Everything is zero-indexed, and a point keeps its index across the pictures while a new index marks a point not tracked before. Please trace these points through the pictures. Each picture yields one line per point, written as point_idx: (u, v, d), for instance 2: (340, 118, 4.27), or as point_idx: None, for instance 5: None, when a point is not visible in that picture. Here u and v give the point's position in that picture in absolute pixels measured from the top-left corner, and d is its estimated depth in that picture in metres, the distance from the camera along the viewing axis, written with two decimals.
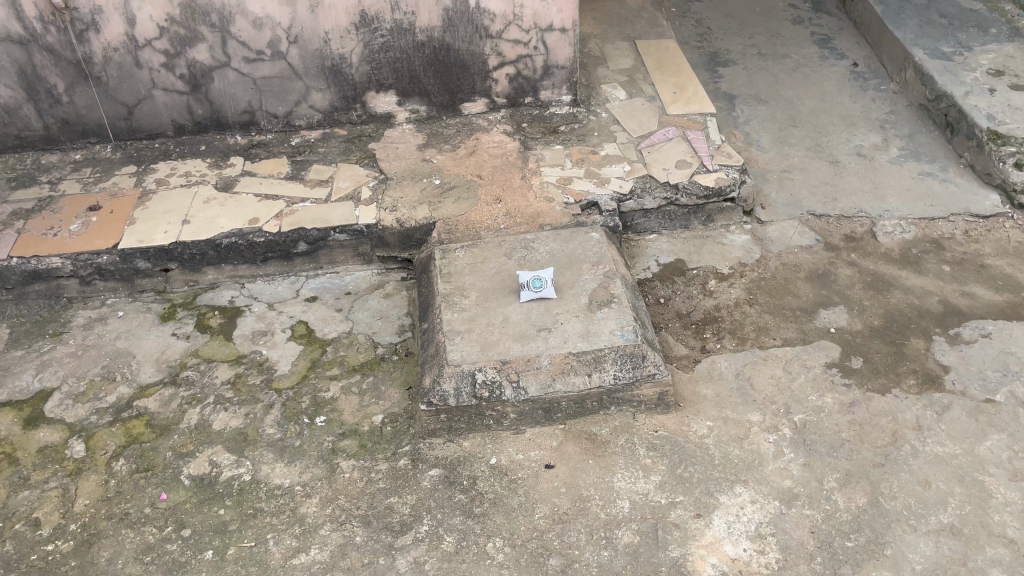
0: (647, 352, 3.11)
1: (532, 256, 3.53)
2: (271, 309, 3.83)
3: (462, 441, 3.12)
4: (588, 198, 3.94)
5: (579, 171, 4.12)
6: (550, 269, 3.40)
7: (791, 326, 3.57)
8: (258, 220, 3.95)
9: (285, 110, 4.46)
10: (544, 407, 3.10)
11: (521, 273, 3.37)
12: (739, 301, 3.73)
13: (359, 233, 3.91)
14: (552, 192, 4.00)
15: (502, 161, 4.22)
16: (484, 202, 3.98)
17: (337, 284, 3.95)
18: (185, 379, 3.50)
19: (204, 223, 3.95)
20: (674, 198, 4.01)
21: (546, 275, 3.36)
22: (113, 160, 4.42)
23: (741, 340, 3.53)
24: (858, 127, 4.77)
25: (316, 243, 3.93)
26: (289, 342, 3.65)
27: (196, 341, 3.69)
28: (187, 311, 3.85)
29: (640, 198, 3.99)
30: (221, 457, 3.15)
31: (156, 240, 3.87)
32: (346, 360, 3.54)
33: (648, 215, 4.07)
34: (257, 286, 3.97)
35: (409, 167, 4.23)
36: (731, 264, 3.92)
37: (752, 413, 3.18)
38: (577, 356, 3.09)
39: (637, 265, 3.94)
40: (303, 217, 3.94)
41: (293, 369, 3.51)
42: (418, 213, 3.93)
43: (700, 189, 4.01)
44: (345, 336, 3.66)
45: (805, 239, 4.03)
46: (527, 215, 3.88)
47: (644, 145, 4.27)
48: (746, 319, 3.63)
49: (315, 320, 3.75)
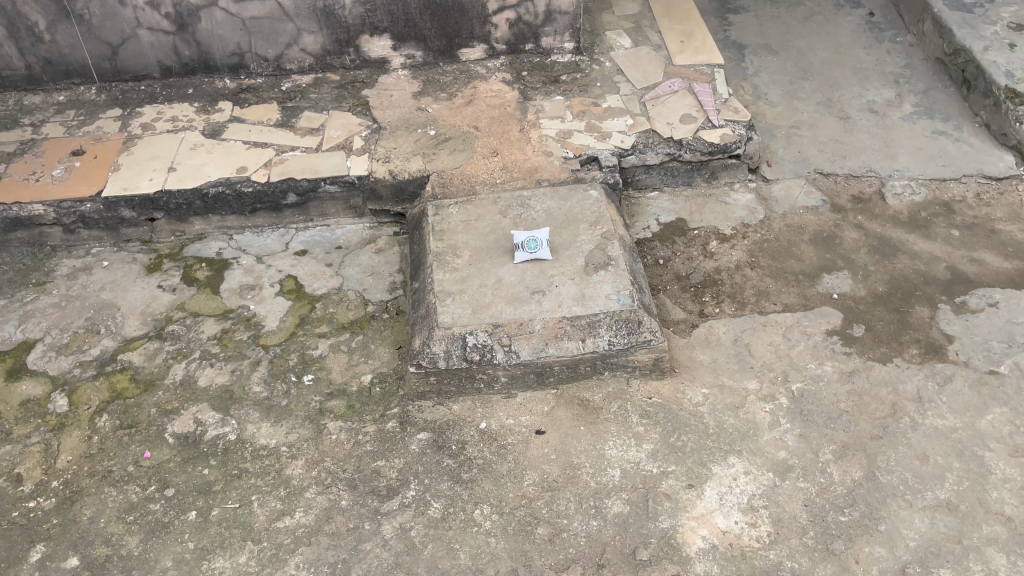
0: (643, 318, 3.02)
1: (528, 216, 3.42)
2: (259, 262, 3.74)
3: (451, 404, 3.05)
4: (588, 153, 3.83)
5: (579, 125, 3.99)
6: (546, 229, 3.29)
7: (792, 291, 3.48)
8: (247, 169, 3.83)
9: (275, 53, 4.29)
10: (536, 371, 3.03)
11: (516, 232, 3.26)
12: (740, 264, 3.62)
13: (350, 185, 3.80)
14: (551, 146, 3.87)
15: (500, 111, 4.08)
16: (480, 154, 3.87)
17: (328, 238, 3.85)
18: (171, 333, 3.42)
19: (192, 172, 3.83)
20: (676, 154, 3.88)
21: (541, 237, 3.23)
22: (98, 102, 4.27)
23: (741, 305, 3.44)
24: (871, 81, 4.60)
25: (307, 194, 3.82)
26: (277, 297, 3.57)
27: (182, 295, 3.60)
28: (174, 263, 3.76)
29: (642, 154, 3.87)
30: (206, 416, 3.09)
31: (141, 188, 3.75)
32: (335, 317, 3.46)
33: (649, 172, 3.94)
34: (246, 238, 3.86)
35: (404, 117, 4.09)
36: (734, 225, 3.80)
37: (749, 380, 3.11)
38: (571, 321, 3.00)
39: (637, 224, 3.83)
40: (293, 166, 3.83)
41: (281, 326, 3.44)
42: (412, 166, 3.82)
43: (704, 145, 3.88)
44: (335, 293, 3.57)
45: (811, 200, 3.91)
46: (524, 170, 3.77)
47: (648, 98, 4.13)
48: (746, 283, 3.54)
49: (304, 275, 3.67)
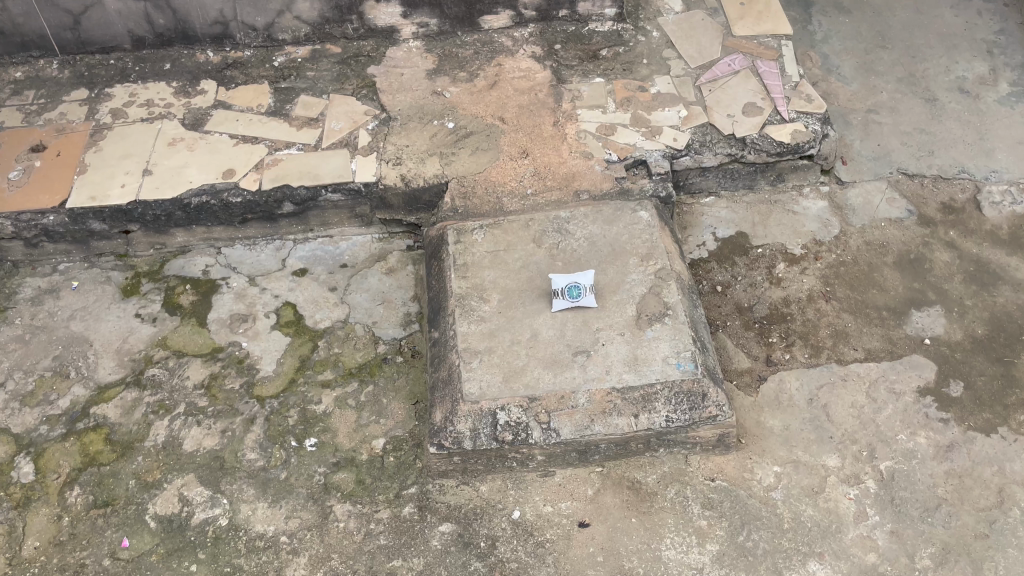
0: (708, 389, 2.53)
1: (567, 247, 2.88)
2: (252, 284, 3.23)
3: (479, 485, 2.61)
4: (634, 155, 3.25)
5: (624, 116, 3.39)
6: (590, 270, 2.76)
7: (875, 334, 2.97)
8: (235, 173, 3.27)
9: (265, 21, 3.65)
10: (579, 450, 2.56)
11: (554, 275, 2.73)
12: (813, 295, 3.10)
13: (356, 192, 3.25)
14: (590, 145, 3.29)
15: (530, 98, 3.47)
16: (508, 155, 3.30)
17: (331, 253, 3.32)
18: (151, 380, 2.95)
19: (170, 176, 3.27)
20: (738, 155, 3.30)
21: (588, 282, 2.70)
22: (60, 80, 3.66)
23: (815, 350, 2.94)
24: (960, 51, 3.94)
25: (305, 203, 3.27)
26: (273, 331, 3.08)
27: (163, 327, 3.11)
28: (154, 283, 3.25)
29: (698, 155, 3.28)
30: (193, 493, 2.65)
31: (112, 197, 3.21)
32: (341, 361, 2.98)
33: (705, 174, 3.36)
34: (236, 253, 3.33)
35: (417, 103, 3.49)
36: (804, 242, 3.26)
37: (828, 455, 2.65)
38: (621, 394, 2.51)
39: (690, 240, 3.29)
40: (288, 169, 3.27)
41: (278, 371, 2.96)
42: (428, 169, 3.26)
43: (772, 144, 3.29)
44: (340, 327, 3.08)
45: (893, 209, 3.35)
46: (560, 177, 3.21)
47: (704, 81, 3.51)
48: (820, 321, 3.03)
49: (304, 302, 3.16)
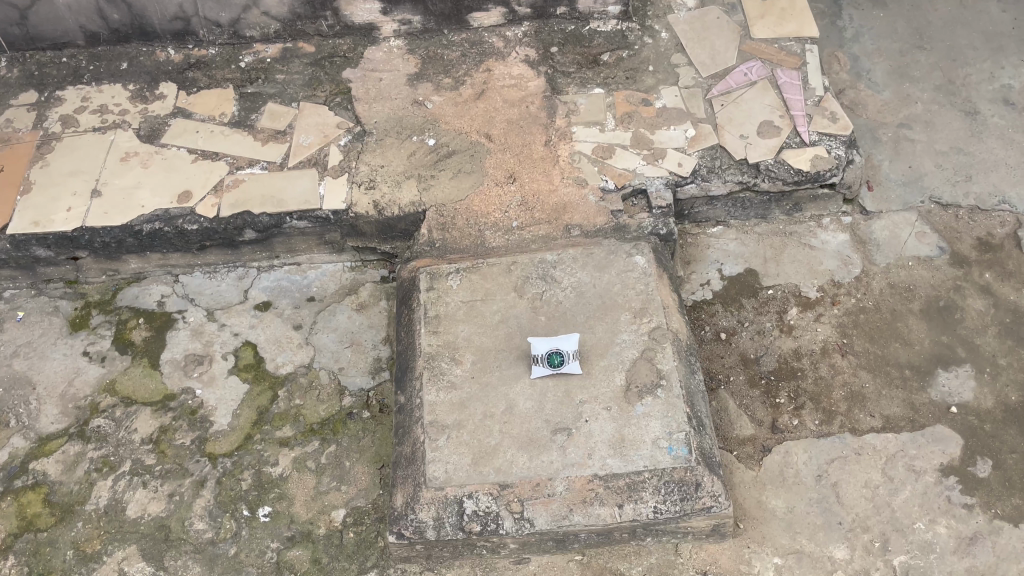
0: (703, 478, 2.24)
1: (552, 300, 2.56)
2: (210, 320, 2.95)
3: (446, 572, 2.38)
4: (633, 183, 2.91)
5: (624, 136, 3.03)
6: (574, 334, 2.44)
7: (895, 398, 2.67)
8: (191, 196, 2.97)
9: (230, 17, 3.30)
10: (557, 538, 2.29)
11: (535, 339, 2.43)
12: (828, 348, 2.79)
13: (324, 220, 2.94)
14: (584, 170, 2.95)
15: (521, 111, 3.12)
16: (494, 179, 2.96)
17: (297, 284, 3.03)
18: (95, 432, 2.71)
19: (121, 198, 2.98)
20: (750, 184, 2.95)
21: (570, 349, 2.40)
22: (8, 80, 3.34)
23: (827, 416, 2.64)
24: (1007, 54, 3.52)
25: (269, 231, 2.97)
26: (231, 377, 2.81)
27: (112, 368, 2.85)
28: (105, 315, 2.98)
29: (705, 183, 2.95)
30: (134, 569, 2.44)
31: (56, 223, 2.92)
32: (302, 415, 2.71)
33: (713, 203, 3.02)
34: (195, 281, 3.05)
35: (395, 114, 3.15)
36: (820, 283, 2.93)
37: (835, 546, 2.39)
38: (605, 481, 2.23)
39: (693, 278, 2.96)
40: (250, 192, 2.96)
41: (233, 425, 2.70)
42: (404, 195, 2.94)
43: (789, 172, 2.94)
44: (304, 373, 2.81)
45: (923, 246, 3.00)
46: (549, 209, 2.88)
47: (716, 94, 3.14)
48: (834, 380, 2.72)
49: (266, 343, 2.89)
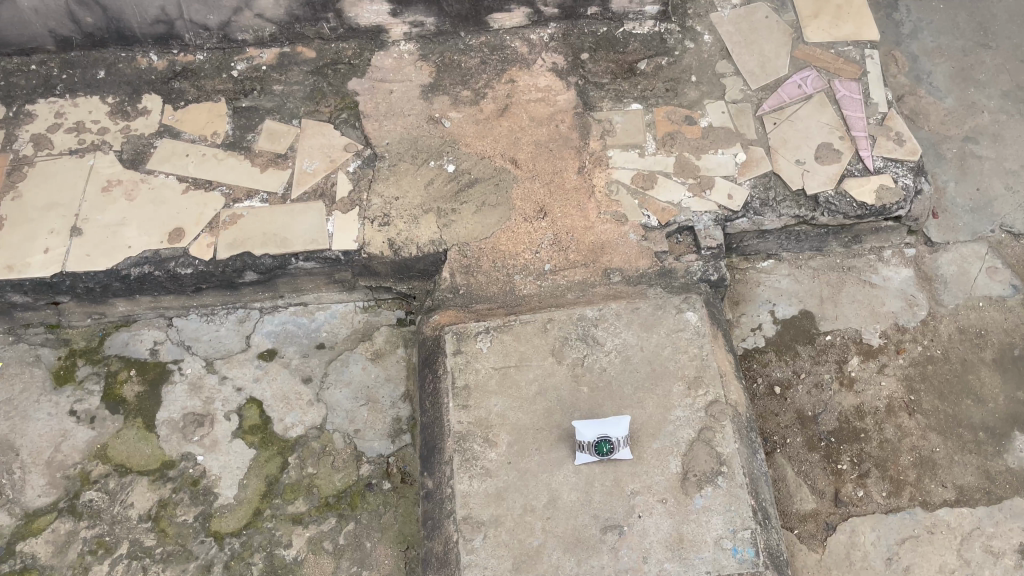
0: None
1: (595, 368, 2.27)
2: (209, 371, 2.66)
3: None
4: (679, 220, 2.60)
5: (666, 161, 2.71)
6: (625, 419, 2.12)
7: (968, 465, 2.44)
8: (183, 235, 2.66)
9: (219, 20, 2.93)
10: None
11: (579, 423, 2.12)
12: (893, 405, 2.54)
13: (333, 261, 2.62)
14: (624, 204, 2.63)
15: (550, 131, 2.78)
16: (522, 213, 2.63)
17: (305, 328, 2.73)
18: (87, 507, 2.45)
19: (104, 237, 2.67)
20: (808, 218, 2.65)
21: (620, 437, 2.10)
22: None
23: (894, 487, 2.41)
24: None
25: (272, 273, 2.66)
26: (235, 441, 2.54)
27: (103, 431, 2.57)
28: (92, 366, 2.69)
29: (757, 217, 2.64)
30: None
31: (33, 267, 2.62)
32: (315, 486, 2.45)
33: (765, 236, 2.72)
34: (191, 325, 2.75)
35: (409, 134, 2.80)
36: (883, 328, 2.66)
37: None
38: None
39: (742, 321, 2.69)
40: (249, 230, 2.65)
41: (240, 498, 2.45)
42: (422, 233, 2.61)
43: (851, 205, 2.64)
44: (315, 436, 2.54)
45: (995, 283, 2.74)
46: (585, 249, 2.56)
47: (767, 111, 2.81)
48: (901, 444, 2.48)
49: (272, 399, 2.60)
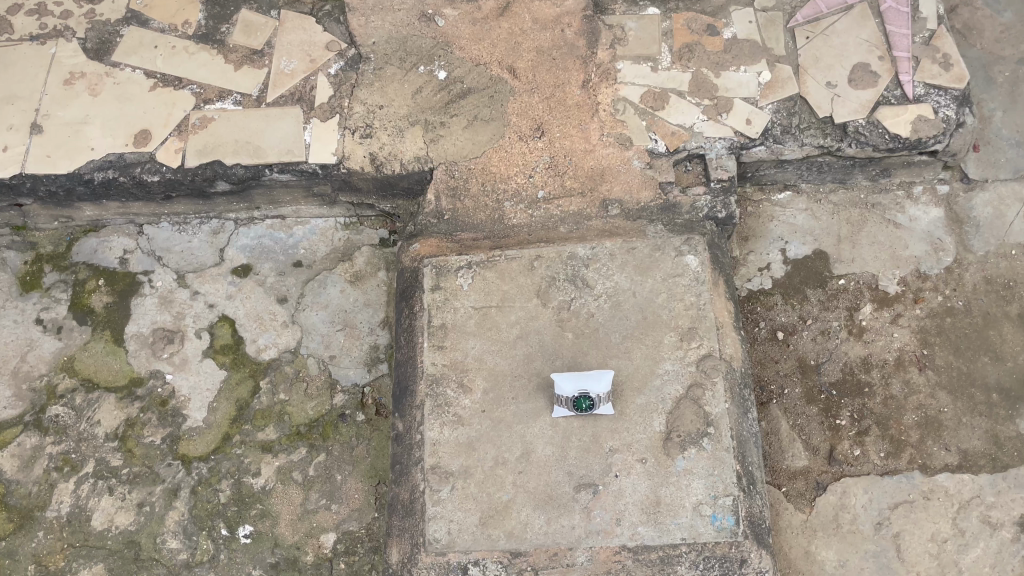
0: (749, 555, 1.92)
1: (581, 315, 2.10)
2: (180, 285, 2.52)
3: None
4: (689, 146, 2.36)
5: (680, 78, 2.44)
6: (606, 373, 1.97)
7: (976, 429, 2.29)
8: (150, 138, 2.47)
9: None
10: None
11: (558, 375, 1.97)
12: (903, 359, 2.37)
13: (310, 174, 2.44)
14: (629, 125, 2.39)
15: (555, 36, 2.48)
16: (517, 131, 2.39)
17: (282, 243, 2.57)
18: (53, 422, 2.38)
19: (66, 137, 2.48)
20: (832, 149, 2.40)
21: (602, 394, 1.96)
22: None
23: (894, 447, 2.28)
24: None
25: (246, 183, 2.47)
26: (205, 360, 2.43)
27: (70, 342, 2.47)
28: (59, 274, 2.56)
29: (777, 145, 2.39)
30: None
31: None
32: (287, 414, 2.36)
33: (783, 166, 2.48)
34: (163, 235, 2.60)
35: (397, 32, 2.51)
36: (902, 274, 2.45)
37: None
38: (634, 553, 1.91)
39: (749, 259, 2.49)
40: (221, 136, 2.45)
41: (209, 422, 2.36)
42: (407, 148, 2.40)
43: (882, 137, 2.38)
44: (289, 360, 2.42)
45: None
46: (583, 175, 2.34)
47: (800, 22, 2.49)
48: (907, 401, 2.33)
49: (245, 318, 2.47)
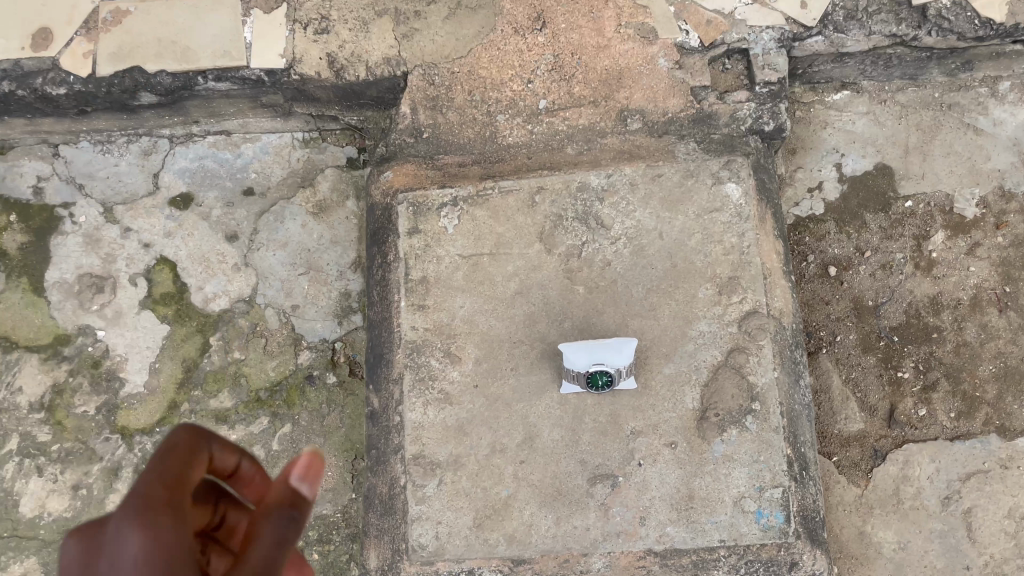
0: (801, 558, 1.59)
1: (594, 264, 1.70)
2: (109, 221, 2.08)
3: None
4: (731, 38, 1.85)
5: None
6: (631, 345, 1.56)
7: None
8: (51, 39, 1.96)
9: None
10: None
11: (567, 347, 1.57)
12: (980, 298, 1.97)
13: (255, 82, 1.96)
14: (653, 10, 1.86)
15: None
16: (511, 21, 1.86)
17: (228, 166, 2.11)
18: None
19: None
20: (906, 38, 1.90)
21: (622, 369, 1.56)
22: None
23: (967, 406, 1.92)
24: None
25: (176, 93, 1.99)
26: (144, 312, 2.02)
27: None
28: None
29: (839, 35, 1.88)
30: None
31: None
32: (244, 376, 1.98)
33: (842, 61, 1.98)
34: (83, 156, 2.13)
35: None
36: (982, 194, 2.02)
37: None
38: (661, 558, 1.58)
39: (796, 177, 2.05)
40: (139, 35, 1.94)
41: (153, 387, 1.99)
42: (373, 46, 1.90)
43: (970, 23, 1.87)
44: (243, 311, 2.01)
45: None
46: (595, 77, 1.86)
47: None
48: (983, 349, 1.94)
49: (189, 260, 2.05)
